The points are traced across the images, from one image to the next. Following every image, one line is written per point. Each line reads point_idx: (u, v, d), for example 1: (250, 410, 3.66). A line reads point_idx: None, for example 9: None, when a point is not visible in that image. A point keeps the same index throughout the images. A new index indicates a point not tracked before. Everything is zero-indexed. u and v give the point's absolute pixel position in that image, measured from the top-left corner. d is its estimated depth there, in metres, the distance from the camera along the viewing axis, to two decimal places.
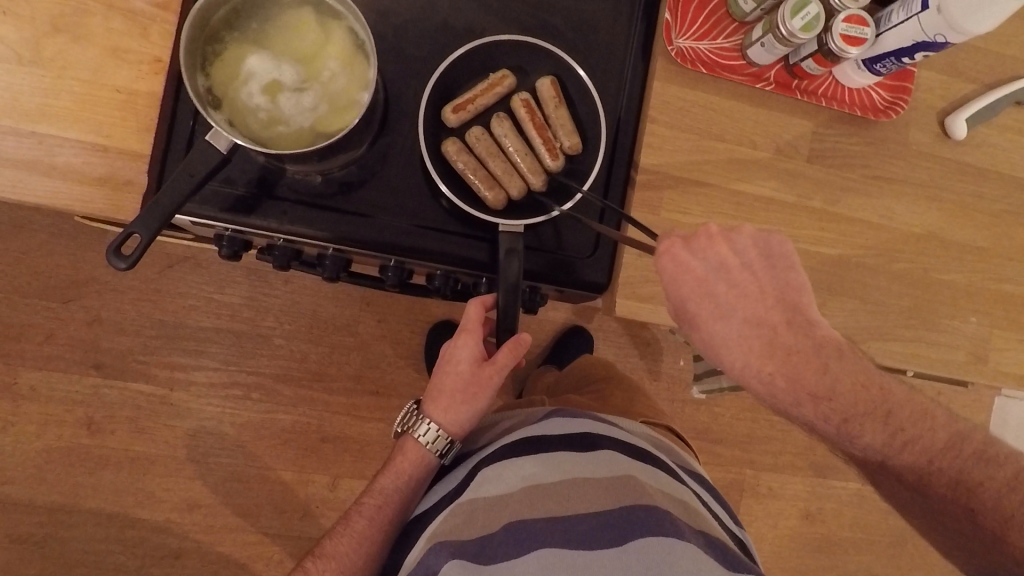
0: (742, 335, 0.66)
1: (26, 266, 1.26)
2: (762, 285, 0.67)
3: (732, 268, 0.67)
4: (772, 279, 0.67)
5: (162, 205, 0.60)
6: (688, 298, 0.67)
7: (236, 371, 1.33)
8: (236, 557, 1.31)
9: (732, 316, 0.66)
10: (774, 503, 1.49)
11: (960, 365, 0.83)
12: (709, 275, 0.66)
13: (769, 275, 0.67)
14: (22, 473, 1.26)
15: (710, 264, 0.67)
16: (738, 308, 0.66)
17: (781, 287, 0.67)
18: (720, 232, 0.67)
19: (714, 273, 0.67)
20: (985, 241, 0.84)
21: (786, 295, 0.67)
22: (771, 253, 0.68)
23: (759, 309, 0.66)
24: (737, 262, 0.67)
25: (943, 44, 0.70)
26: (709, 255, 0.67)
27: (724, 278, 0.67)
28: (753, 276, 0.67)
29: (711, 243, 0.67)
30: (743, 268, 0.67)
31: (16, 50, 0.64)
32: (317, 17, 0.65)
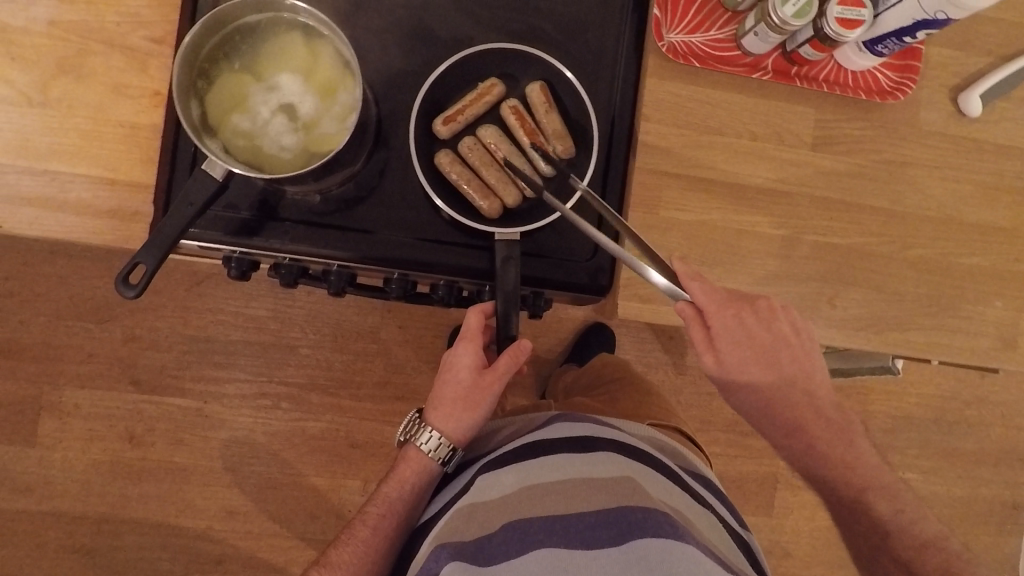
0: (784, 401, 0.73)
1: (64, 290, 1.32)
2: (808, 361, 0.74)
3: (790, 342, 0.72)
4: (814, 358, 0.74)
5: (164, 234, 0.62)
6: (745, 359, 0.72)
7: (265, 382, 1.37)
8: (276, 561, 1.36)
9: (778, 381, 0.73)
10: (808, 495, 1.46)
11: (988, 352, 0.80)
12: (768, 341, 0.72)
13: (812, 353, 0.74)
14: (72, 487, 1.32)
15: (773, 334, 0.72)
16: (787, 380, 0.73)
17: (819, 368, 0.75)
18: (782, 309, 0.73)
19: (774, 342, 0.72)
20: (1010, 221, 0.80)
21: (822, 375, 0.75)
22: (812, 335, 0.75)
23: (804, 379, 0.74)
24: (792, 337, 0.73)
25: (946, 21, 0.68)
26: (772, 328, 0.71)
27: (782, 350, 0.72)
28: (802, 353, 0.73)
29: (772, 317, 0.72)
30: (797, 343, 0.73)
31: (26, 92, 0.68)
32: (304, 40, 0.67)
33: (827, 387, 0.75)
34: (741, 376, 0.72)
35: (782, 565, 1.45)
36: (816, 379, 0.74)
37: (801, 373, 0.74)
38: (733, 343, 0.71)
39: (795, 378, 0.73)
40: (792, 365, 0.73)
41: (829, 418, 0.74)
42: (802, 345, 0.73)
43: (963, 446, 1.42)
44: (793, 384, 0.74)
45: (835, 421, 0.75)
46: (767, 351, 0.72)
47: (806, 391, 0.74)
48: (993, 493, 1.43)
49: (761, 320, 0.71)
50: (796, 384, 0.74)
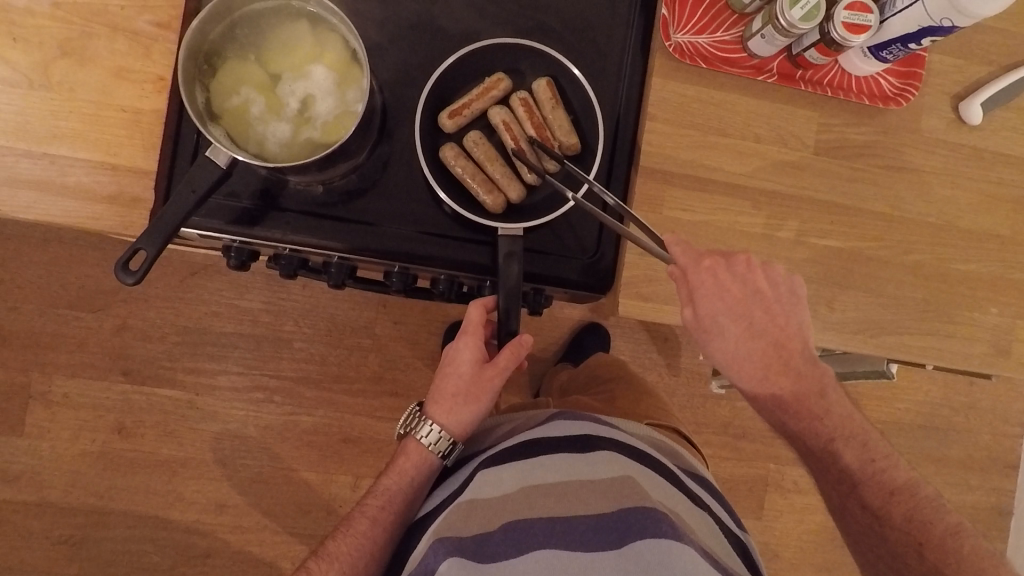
0: (756, 355, 0.71)
1: (56, 278, 1.30)
2: (786, 318, 0.72)
3: (765, 297, 0.71)
4: (795, 316, 0.72)
5: (166, 220, 0.62)
6: (719, 310, 0.70)
7: (258, 374, 1.36)
8: (264, 556, 1.35)
9: (751, 336, 0.71)
10: (798, 498, 1.47)
11: (983, 358, 0.81)
12: (744, 296, 0.70)
13: (793, 312, 0.72)
14: (59, 477, 1.31)
15: (747, 287, 0.71)
16: (762, 335, 0.72)
17: (800, 325, 0.73)
18: (757, 261, 0.72)
19: (749, 295, 0.71)
20: (1007, 228, 0.81)
21: (804, 335, 0.72)
22: (798, 295, 0.73)
23: (781, 335, 0.71)
24: (767, 291, 0.71)
25: (950, 28, 0.68)
26: (746, 280, 0.71)
27: (756, 304, 0.71)
28: (779, 309, 0.72)
29: (749, 269, 0.71)
30: (774, 298, 0.72)
31: (26, 74, 0.67)
32: (312, 29, 0.66)
33: (808, 347, 0.73)
34: (713, 330, 0.71)
35: (771, 567, 1.46)
36: (796, 340, 0.72)
37: (777, 329, 0.72)
38: (706, 295, 0.70)
39: (775, 342, 0.71)
40: (767, 320, 0.71)
41: (807, 377, 0.71)
42: (780, 301, 0.72)
43: (950, 452, 1.43)
44: (768, 341, 0.71)
45: (812, 379, 0.71)
46: (741, 305, 0.70)
47: (784, 349, 0.71)
48: (981, 499, 1.44)
49: (734, 272, 0.71)
50: (773, 339, 0.71)
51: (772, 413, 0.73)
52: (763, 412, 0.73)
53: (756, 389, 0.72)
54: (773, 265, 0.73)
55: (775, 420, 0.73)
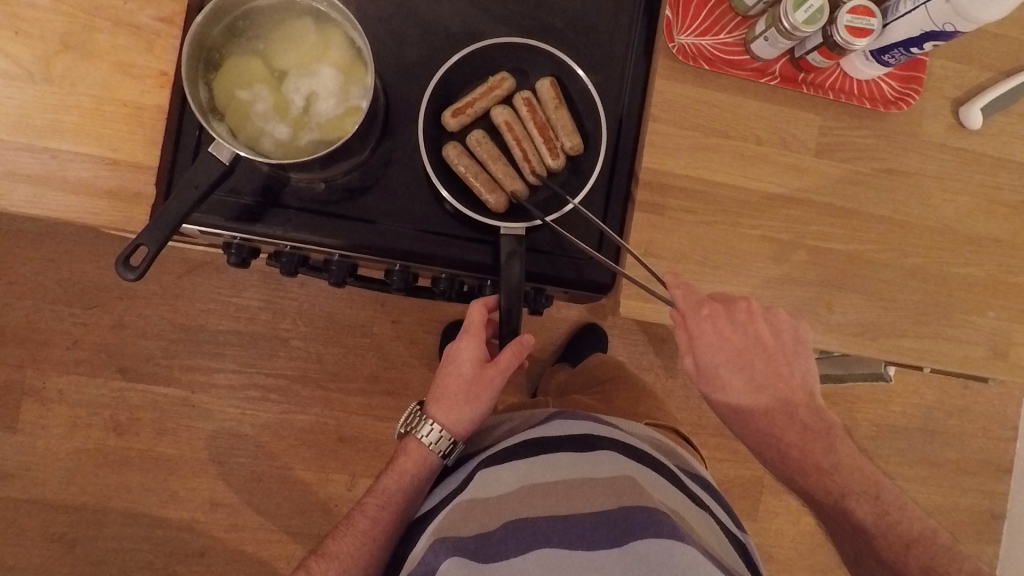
0: (761, 407, 0.72)
1: (51, 274, 1.29)
2: (788, 367, 0.73)
3: (768, 346, 0.72)
4: (798, 364, 0.73)
5: (167, 216, 0.61)
6: (718, 362, 0.72)
7: (255, 373, 1.36)
8: (259, 556, 1.34)
9: (752, 388, 0.72)
10: (794, 500, 1.47)
11: (979, 361, 0.81)
12: (744, 347, 0.72)
13: (796, 360, 0.73)
14: (53, 474, 1.30)
15: (748, 337, 0.72)
16: (764, 386, 0.73)
17: (804, 374, 0.73)
18: (760, 309, 0.72)
19: (749, 346, 0.72)
20: (1005, 232, 0.81)
21: (807, 383, 0.73)
22: (802, 341, 0.73)
23: (782, 387, 0.73)
24: (771, 340, 0.72)
25: (953, 33, 0.68)
26: (747, 330, 0.71)
27: (757, 354, 0.72)
28: (782, 358, 0.73)
29: (751, 319, 0.71)
30: (777, 347, 0.72)
31: (28, 67, 0.66)
32: (315, 26, 0.66)
33: (813, 398, 0.73)
34: (715, 381, 0.73)
35: (766, 569, 1.47)
36: (799, 389, 0.73)
37: (779, 379, 0.73)
38: (706, 345, 0.71)
39: (778, 393, 0.73)
40: (769, 371, 0.73)
41: (813, 428, 0.72)
42: (783, 349, 0.73)
43: (945, 455, 1.44)
44: (771, 392, 0.73)
45: (818, 430, 0.72)
46: (740, 355, 0.72)
47: (786, 399, 0.73)
48: (974, 502, 1.45)
49: (735, 323, 0.72)
50: (774, 389, 0.73)
51: (779, 469, 0.73)
52: (765, 462, 0.74)
53: (758, 439, 0.73)
54: (779, 311, 0.74)
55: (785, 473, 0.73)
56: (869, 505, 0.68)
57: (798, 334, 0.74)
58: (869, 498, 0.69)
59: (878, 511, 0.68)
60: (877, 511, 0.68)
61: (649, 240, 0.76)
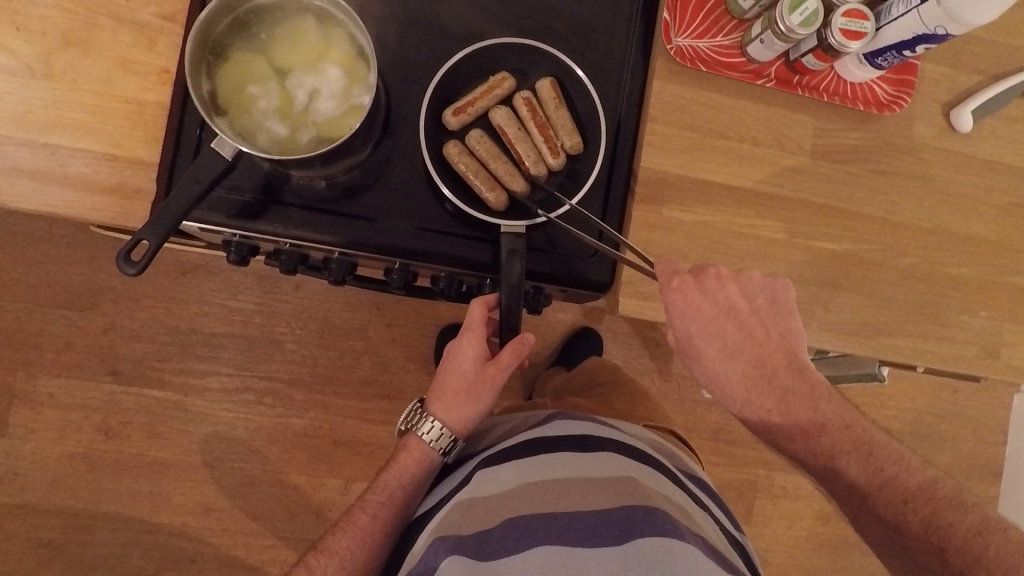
0: (739, 372, 0.72)
1: (44, 276, 1.28)
2: (764, 330, 0.73)
3: (739, 310, 0.72)
4: (775, 326, 0.73)
5: (169, 212, 0.61)
6: (691, 332, 0.72)
7: (249, 376, 1.35)
8: (252, 561, 1.33)
9: (729, 354, 0.72)
10: (788, 504, 1.48)
11: (972, 361, 0.82)
12: (717, 315, 0.72)
13: (775, 322, 0.73)
14: (42, 479, 1.28)
15: (720, 304, 0.72)
16: (740, 351, 0.73)
17: (785, 335, 0.73)
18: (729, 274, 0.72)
19: (720, 313, 0.72)
20: (995, 234, 0.83)
21: (790, 345, 0.73)
22: (781, 302, 0.73)
23: (759, 350, 0.72)
24: (744, 306, 0.72)
25: (944, 36, 0.70)
26: (718, 297, 0.72)
27: (730, 320, 0.72)
28: (757, 322, 0.73)
29: (721, 285, 0.72)
30: (752, 312, 0.73)
31: (29, 63, 0.66)
32: (319, 24, 0.67)
33: (797, 360, 0.73)
34: (691, 352, 0.73)
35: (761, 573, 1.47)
36: (780, 352, 0.73)
37: (756, 343, 0.72)
38: (679, 316, 0.71)
39: (758, 358, 0.72)
40: (743, 335, 0.72)
41: (796, 390, 0.72)
42: (759, 313, 0.73)
43: (936, 459, 1.45)
44: (749, 358, 0.72)
45: (800, 391, 0.72)
46: (713, 323, 0.72)
47: (766, 363, 0.72)
48: None
49: (706, 291, 0.72)
50: (752, 353, 0.72)
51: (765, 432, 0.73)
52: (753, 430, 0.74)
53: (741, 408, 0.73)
54: (752, 274, 0.74)
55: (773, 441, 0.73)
56: (859, 462, 0.68)
57: (778, 295, 0.74)
58: (860, 456, 0.69)
59: (871, 469, 0.68)
60: (869, 469, 0.68)
61: (647, 238, 0.77)
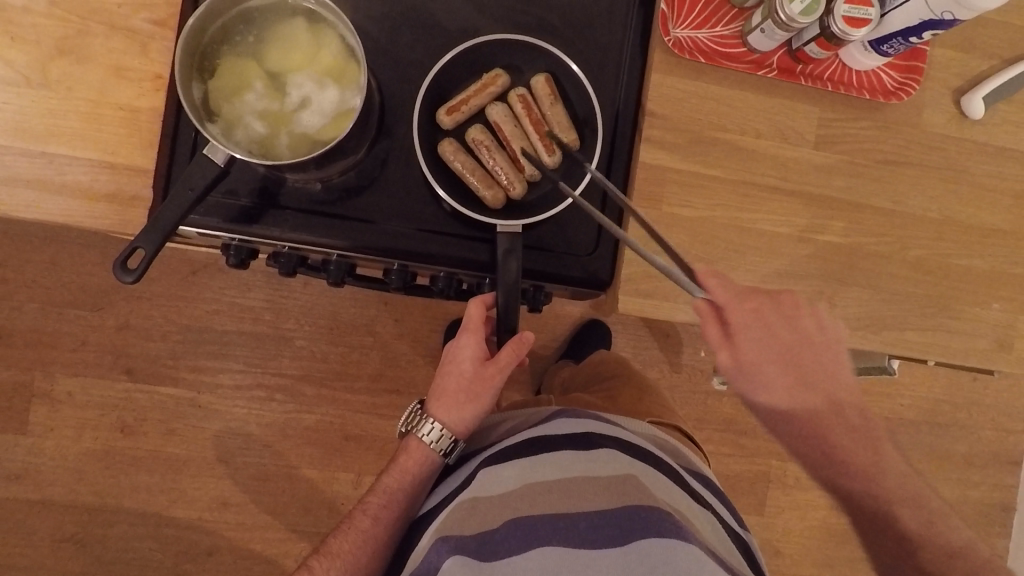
0: (808, 407, 0.70)
1: (57, 277, 1.30)
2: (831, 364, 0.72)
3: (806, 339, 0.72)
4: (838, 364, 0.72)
5: (164, 219, 0.62)
6: (761, 355, 0.71)
7: (259, 373, 1.36)
8: (266, 554, 1.35)
9: (800, 386, 0.71)
10: (800, 495, 1.47)
11: (984, 353, 0.80)
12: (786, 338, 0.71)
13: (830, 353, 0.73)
14: (62, 475, 1.31)
15: (794, 331, 0.71)
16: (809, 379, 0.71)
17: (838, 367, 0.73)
18: (798, 304, 0.72)
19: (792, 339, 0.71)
20: (1010, 223, 0.80)
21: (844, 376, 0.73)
22: (830, 336, 0.73)
23: (829, 385, 0.72)
24: (809, 333, 0.72)
25: (952, 22, 0.67)
26: (788, 323, 0.71)
27: (801, 346, 0.72)
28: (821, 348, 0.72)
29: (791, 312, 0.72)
30: (817, 339, 0.72)
31: (24, 72, 0.66)
32: (309, 26, 0.66)
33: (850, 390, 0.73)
34: (760, 378, 0.71)
35: (773, 564, 1.46)
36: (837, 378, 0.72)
37: (823, 377, 0.72)
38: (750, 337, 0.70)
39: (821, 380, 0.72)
40: (815, 367, 0.72)
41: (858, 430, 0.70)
42: (821, 341, 0.72)
43: (954, 448, 1.43)
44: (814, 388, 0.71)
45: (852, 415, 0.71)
46: (788, 353, 0.71)
47: (828, 391, 0.71)
48: (984, 495, 1.44)
49: (778, 315, 0.71)
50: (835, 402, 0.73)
51: (809, 455, 0.71)
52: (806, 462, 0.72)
53: (794, 426, 0.71)
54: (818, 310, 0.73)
55: (811, 465, 0.72)
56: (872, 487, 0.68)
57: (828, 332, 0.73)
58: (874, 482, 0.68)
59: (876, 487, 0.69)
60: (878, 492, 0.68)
61: (647, 235, 0.75)
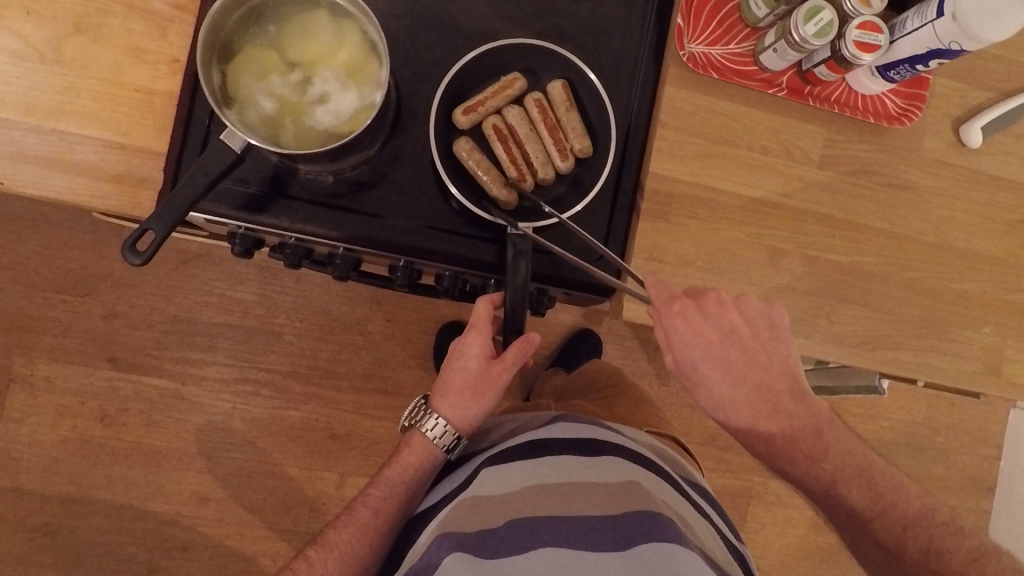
0: (742, 400, 0.71)
1: (44, 261, 1.28)
2: (768, 355, 0.72)
3: (740, 335, 0.71)
4: (776, 350, 0.73)
5: (176, 201, 0.61)
6: (695, 359, 0.71)
7: (246, 367, 1.35)
8: (244, 552, 1.32)
9: (733, 381, 0.71)
10: (780, 512, 1.48)
11: (973, 376, 0.82)
12: (720, 339, 0.71)
13: (774, 346, 0.73)
14: (36, 463, 1.28)
15: (723, 328, 0.71)
16: (744, 375, 0.72)
17: (786, 360, 0.73)
18: (730, 299, 0.72)
19: (723, 338, 0.71)
20: (1001, 250, 0.83)
21: (789, 368, 0.73)
22: (778, 325, 0.73)
23: (765, 377, 0.72)
24: (743, 329, 0.72)
25: (958, 52, 0.70)
26: (720, 321, 0.71)
27: (732, 344, 0.71)
28: (757, 345, 0.72)
29: (722, 310, 0.71)
30: (751, 335, 0.72)
31: (37, 48, 0.66)
32: (331, 19, 0.66)
33: (797, 382, 0.73)
34: (695, 378, 0.72)
35: None
36: (775, 372, 0.72)
37: (761, 369, 0.72)
38: (680, 340, 0.71)
39: (761, 379, 0.72)
40: (750, 362, 0.72)
41: (801, 415, 0.71)
42: (758, 336, 0.72)
43: (932, 471, 1.46)
44: (752, 383, 0.72)
45: (802, 413, 0.72)
46: (719, 351, 0.71)
47: (768, 387, 0.72)
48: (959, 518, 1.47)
49: (707, 315, 0.71)
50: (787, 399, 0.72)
51: (773, 457, 0.72)
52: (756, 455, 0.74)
53: (745, 432, 0.72)
54: (752, 299, 0.73)
55: (774, 464, 0.73)
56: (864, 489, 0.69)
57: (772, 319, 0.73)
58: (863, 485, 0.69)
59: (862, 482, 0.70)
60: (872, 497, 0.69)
61: (654, 244, 0.76)
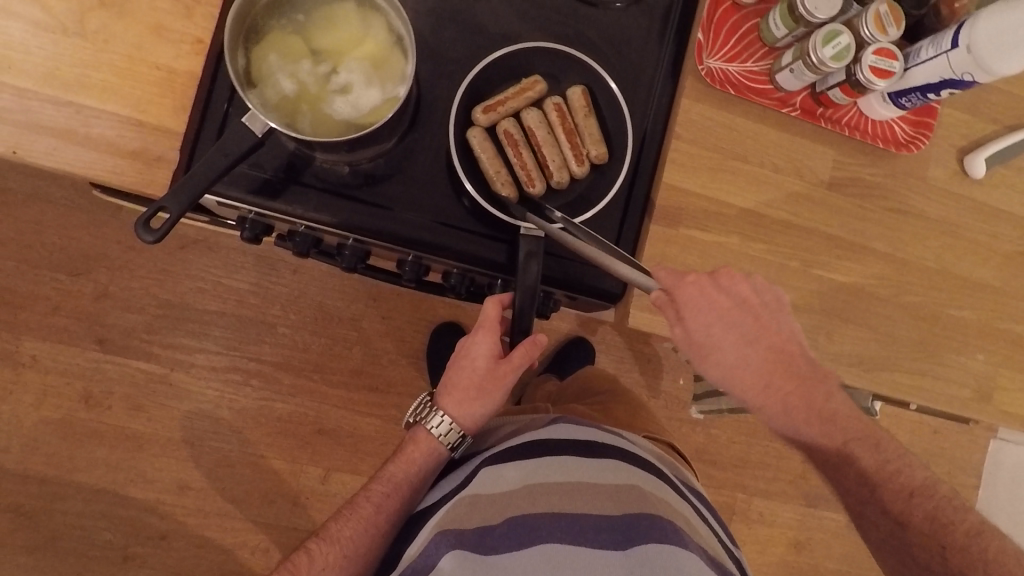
0: (756, 367, 0.72)
1: (37, 237, 1.26)
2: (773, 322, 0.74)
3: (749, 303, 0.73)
4: (780, 319, 0.74)
5: (194, 182, 0.60)
6: (711, 328, 0.71)
7: (238, 356, 1.33)
8: (223, 543, 1.31)
9: (746, 347, 0.72)
10: (762, 529, 1.49)
11: (963, 402, 0.84)
12: (732, 307, 0.72)
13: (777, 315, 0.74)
14: (15, 442, 1.25)
15: (734, 296, 0.72)
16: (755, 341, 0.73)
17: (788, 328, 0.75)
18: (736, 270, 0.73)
19: (735, 306, 0.72)
20: (996, 280, 0.85)
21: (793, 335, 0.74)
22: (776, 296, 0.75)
23: (775, 342, 0.73)
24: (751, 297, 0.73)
25: (970, 83, 0.72)
26: (731, 290, 0.72)
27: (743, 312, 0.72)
28: (763, 313, 0.73)
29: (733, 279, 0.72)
30: (758, 304, 0.73)
31: (60, 18, 0.65)
32: (359, 10, 0.67)
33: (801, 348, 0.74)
34: (710, 348, 0.72)
35: None
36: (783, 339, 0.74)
37: (771, 337, 0.73)
38: (698, 310, 0.71)
39: (772, 346, 0.73)
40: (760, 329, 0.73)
41: (809, 379, 0.73)
42: (763, 305, 0.74)
43: None
44: (764, 348, 0.73)
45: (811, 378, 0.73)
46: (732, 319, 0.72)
47: (779, 352, 0.73)
48: None
49: (719, 285, 0.72)
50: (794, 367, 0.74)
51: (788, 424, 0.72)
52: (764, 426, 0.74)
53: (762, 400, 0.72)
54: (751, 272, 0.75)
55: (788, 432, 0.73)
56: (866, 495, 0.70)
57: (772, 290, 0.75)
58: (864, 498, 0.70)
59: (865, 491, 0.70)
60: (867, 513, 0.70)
61: (662, 253, 0.77)
